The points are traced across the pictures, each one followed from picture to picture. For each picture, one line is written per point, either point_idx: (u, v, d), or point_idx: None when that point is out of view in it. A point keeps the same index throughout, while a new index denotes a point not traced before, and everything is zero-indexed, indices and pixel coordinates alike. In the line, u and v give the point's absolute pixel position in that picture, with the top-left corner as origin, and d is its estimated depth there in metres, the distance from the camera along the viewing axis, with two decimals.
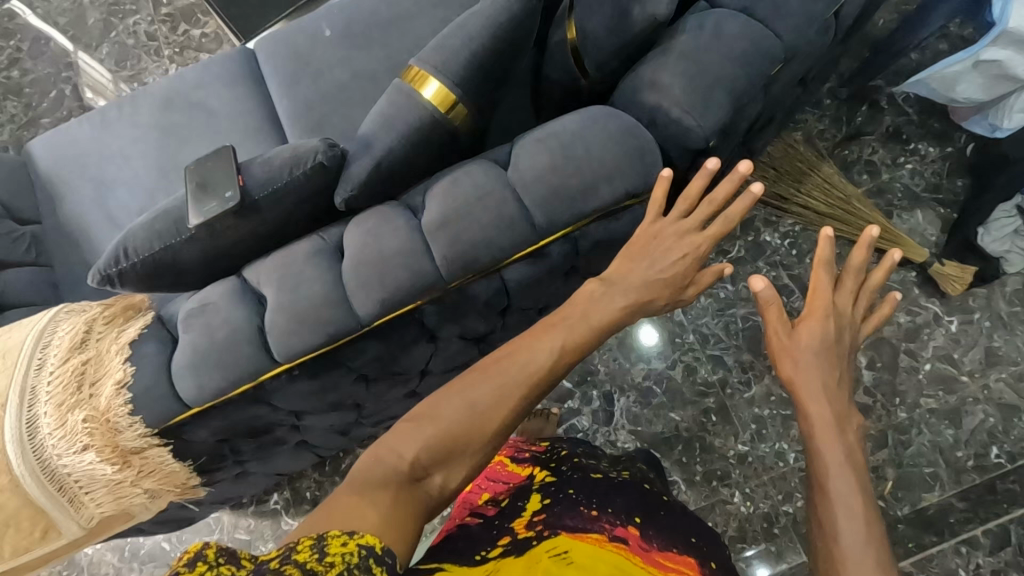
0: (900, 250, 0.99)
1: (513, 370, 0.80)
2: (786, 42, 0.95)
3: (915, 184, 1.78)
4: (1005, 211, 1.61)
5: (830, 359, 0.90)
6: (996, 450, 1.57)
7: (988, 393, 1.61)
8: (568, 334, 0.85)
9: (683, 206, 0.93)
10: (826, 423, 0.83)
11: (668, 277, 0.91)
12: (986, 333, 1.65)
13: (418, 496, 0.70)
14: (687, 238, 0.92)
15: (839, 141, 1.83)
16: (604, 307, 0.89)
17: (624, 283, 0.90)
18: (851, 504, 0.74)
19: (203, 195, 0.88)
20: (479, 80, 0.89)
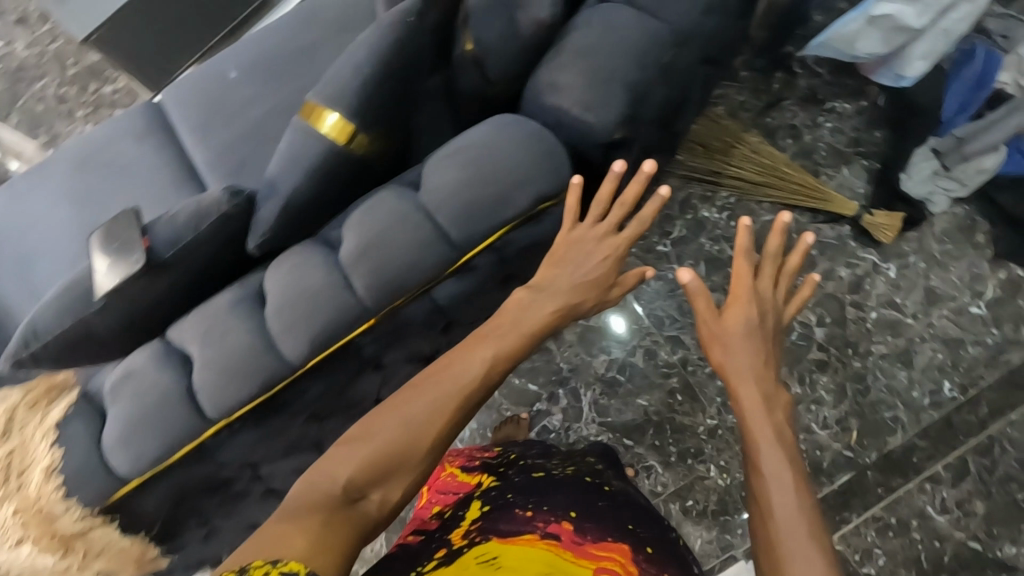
0: (813, 234, 1.09)
1: (447, 384, 0.81)
2: (672, 27, 0.97)
3: (838, 141, 1.84)
4: (922, 156, 1.70)
5: (755, 340, 0.99)
6: (949, 385, 1.63)
7: (933, 331, 1.67)
8: (499, 343, 0.86)
9: (597, 211, 0.95)
10: (757, 404, 0.90)
11: (596, 279, 0.93)
12: (923, 274, 1.71)
13: (355, 519, 0.70)
14: (606, 242, 0.94)
15: (760, 110, 1.88)
16: (535, 315, 0.89)
17: (552, 288, 0.91)
18: (782, 478, 0.81)
19: (111, 260, 0.85)
20: (377, 106, 0.89)
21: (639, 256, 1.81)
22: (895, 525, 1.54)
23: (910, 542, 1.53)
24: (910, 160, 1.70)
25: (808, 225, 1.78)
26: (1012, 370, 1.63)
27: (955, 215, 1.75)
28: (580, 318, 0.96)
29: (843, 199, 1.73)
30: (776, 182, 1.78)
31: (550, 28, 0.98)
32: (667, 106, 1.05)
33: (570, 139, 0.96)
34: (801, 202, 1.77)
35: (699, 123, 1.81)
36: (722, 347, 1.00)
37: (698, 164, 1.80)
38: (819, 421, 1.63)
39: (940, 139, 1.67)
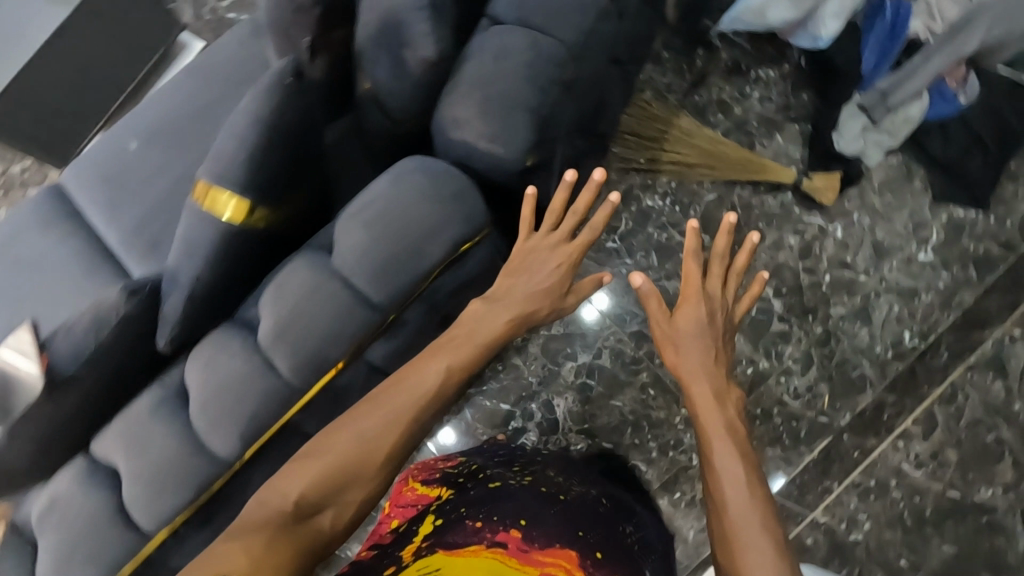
0: (757, 236, 1.26)
1: (400, 398, 0.84)
2: (567, 42, 0.94)
3: (767, 109, 1.84)
4: (849, 115, 1.70)
5: (704, 338, 1.18)
6: (909, 334, 1.65)
7: (886, 285, 1.69)
8: (453, 354, 0.89)
9: (551, 220, 0.98)
10: (708, 401, 1.10)
11: (547, 287, 0.97)
12: (868, 230, 1.73)
13: (305, 535, 0.74)
14: (559, 249, 0.97)
15: (687, 89, 1.86)
16: (490, 324, 0.93)
17: (507, 298, 0.95)
18: (735, 473, 0.99)
19: (24, 350, 0.90)
20: (270, 177, 0.84)
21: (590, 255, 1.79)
22: (875, 488, 1.56)
23: (891, 502, 1.55)
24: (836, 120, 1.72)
25: (751, 199, 1.77)
26: (966, 311, 1.65)
27: (891, 166, 1.76)
28: (537, 325, 1.01)
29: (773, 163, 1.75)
30: (711, 160, 1.77)
31: (440, 60, 0.94)
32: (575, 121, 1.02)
33: (480, 175, 0.93)
34: (739, 176, 1.77)
35: (628, 111, 1.79)
36: (674, 348, 1.20)
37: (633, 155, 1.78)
38: (790, 391, 1.64)
39: (863, 97, 1.68)
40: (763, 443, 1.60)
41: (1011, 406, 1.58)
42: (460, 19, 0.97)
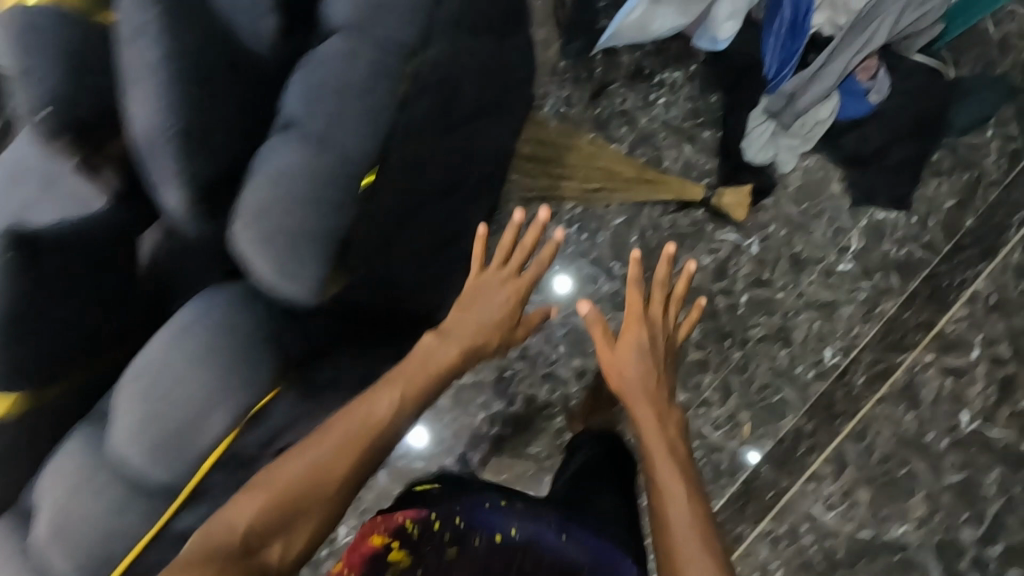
0: (696, 262, 1.30)
1: (353, 425, 0.90)
2: (358, 155, 0.82)
3: (674, 117, 1.70)
4: (757, 120, 1.57)
5: (643, 364, 1.27)
6: (830, 351, 1.58)
7: (806, 300, 1.60)
8: (407, 384, 0.98)
9: (501, 256, 1.14)
10: (652, 424, 1.20)
11: (497, 320, 1.12)
12: (785, 242, 1.63)
13: (252, 566, 0.78)
14: (507, 283, 1.13)
15: (588, 100, 1.71)
16: (441, 355, 1.03)
17: (456, 330, 1.07)
18: (674, 493, 1.08)
19: None
20: (18, 349, 0.80)
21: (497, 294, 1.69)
22: (784, 533, 1.51)
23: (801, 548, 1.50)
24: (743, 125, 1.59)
25: (661, 219, 1.66)
26: (889, 324, 1.57)
27: (807, 168, 1.64)
28: (487, 356, 1.12)
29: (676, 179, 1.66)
30: (614, 178, 1.66)
31: (206, 186, 0.80)
32: (380, 223, 0.93)
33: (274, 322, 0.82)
34: (644, 195, 1.66)
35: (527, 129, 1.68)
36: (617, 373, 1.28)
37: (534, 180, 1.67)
38: (711, 422, 1.57)
39: (769, 97, 1.54)
40: None
41: (924, 436, 1.49)
42: (227, 127, 0.82)
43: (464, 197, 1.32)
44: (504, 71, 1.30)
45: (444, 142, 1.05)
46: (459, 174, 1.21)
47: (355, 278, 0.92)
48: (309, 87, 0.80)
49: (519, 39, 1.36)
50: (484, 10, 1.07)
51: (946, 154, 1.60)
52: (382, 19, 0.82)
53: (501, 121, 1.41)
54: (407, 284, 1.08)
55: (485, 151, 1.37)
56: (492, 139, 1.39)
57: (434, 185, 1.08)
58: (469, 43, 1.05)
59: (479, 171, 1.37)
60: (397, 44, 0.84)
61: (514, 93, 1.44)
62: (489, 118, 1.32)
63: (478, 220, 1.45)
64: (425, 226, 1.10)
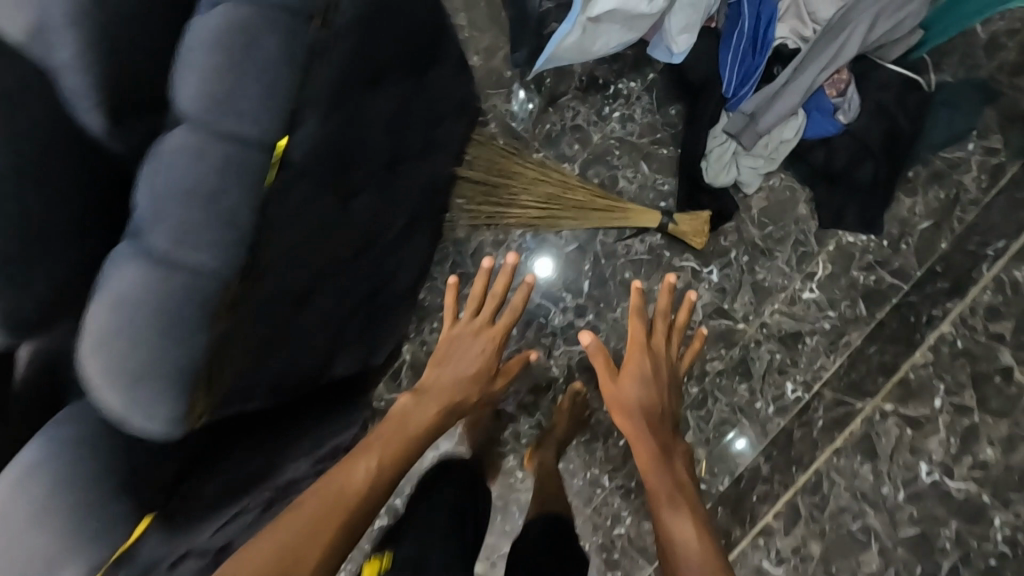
0: (690, 302, 1.33)
1: (332, 498, 0.95)
2: (214, 270, 0.71)
3: (630, 132, 1.57)
4: (717, 140, 1.45)
5: (648, 398, 1.28)
6: (792, 386, 1.49)
7: (767, 331, 1.51)
8: (383, 455, 1.07)
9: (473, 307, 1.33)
10: (655, 458, 1.21)
11: (471, 374, 1.29)
12: (747, 269, 1.52)
13: None
14: (480, 334, 1.30)
15: (537, 115, 1.59)
16: (420, 415, 1.18)
17: (434, 387, 1.24)
18: (683, 526, 1.09)
19: None
20: None
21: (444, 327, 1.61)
22: None
23: None
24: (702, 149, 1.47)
25: (616, 245, 1.57)
26: (854, 355, 1.47)
27: (772, 188, 1.52)
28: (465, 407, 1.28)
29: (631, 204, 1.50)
30: (563, 203, 1.51)
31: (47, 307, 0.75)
32: (253, 331, 0.82)
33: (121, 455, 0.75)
34: (595, 221, 1.52)
35: (466, 151, 1.52)
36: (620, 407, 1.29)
37: (477, 203, 1.53)
38: None
39: (730, 117, 1.41)
40: (638, 516, 1.53)
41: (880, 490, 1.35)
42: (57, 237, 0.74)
43: (384, 248, 1.22)
44: (430, 111, 1.18)
45: (339, 218, 0.94)
46: (371, 235, 1.10)
47: (230, 393, 0.82)
48: (158, 190, 0.69)
49: (449, 69, 1.24)
50: (387, 62, 0.95)
51: (920, 170, 1.48)
52: (232, 107, 0.70)
53: (432, 158, 1.30)
54: (291, 374, 0.97)
55: (413, 195, 1.26)
56: (423, 179, 1.29)
57: (331, 262, 0.97)
58: (366, 103, 0.92)
59: (404, 217, 1.25)
60: (252, 140, 0.72)
61: (447, 124, 1.31)
62: (416, 161, 1.21)
63: (405, 260, 1.36)
64: (321, 303, 0.99)
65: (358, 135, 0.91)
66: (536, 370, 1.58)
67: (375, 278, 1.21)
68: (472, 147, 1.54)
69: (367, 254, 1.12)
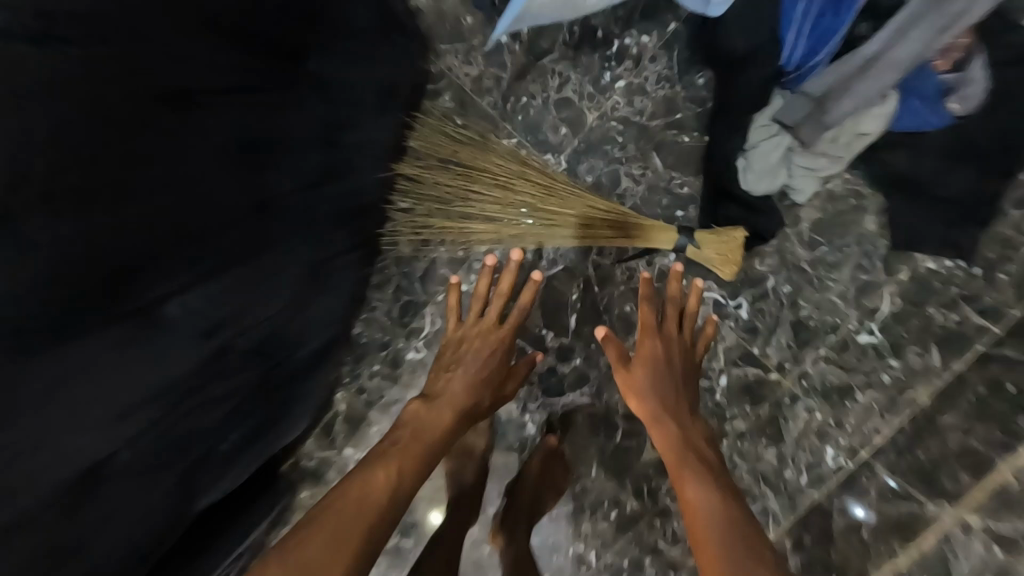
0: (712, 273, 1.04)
1: (353, 507, 0.85)
2: None
3: (638, 109, 1.14)
4: (765, 134, 1.03)
5: (664, 376, 0.99)
6: (834, 450, 1.15)
7: (808, 384, 1.16)
8: (404, 458, 0.94)
9: (478, 306, 1.11)
10: (675, 443, 0.93)
11: (478, 376, 1.07)
12: (788, 303, 1.15)
13: None
14: (489, 336, 1.09)
15: (511, 81, 1.15)
16: (433, 422, 1.00)
17: (444, 394, 1.04)
18: (720, 518, 0.83)
19: None
20: None
21: (387, 370, 1.23)
22: None
23: None
24: (735, 145, 1.05)
25: (614, 269, 1.19)
26: (919, 420, 1.11)
27: (827, 195, 1.13)
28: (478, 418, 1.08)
29: (632, 219, 1.08)
30: (538, 217, 1.08)
31: None
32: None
33: None
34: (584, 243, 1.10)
35: (407, 136, 1.08)
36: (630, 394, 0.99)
37: (425, 208, 1.10)
38: (669, 537, 1.20)
39: (789, 101, 1.00)
40: None
41: None
42: None
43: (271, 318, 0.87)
44: (268, 118, 0.81)
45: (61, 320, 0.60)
46: (212, 318, 0.77)
47: None
48: None
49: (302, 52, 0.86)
50: (174, 77, 0.67)
51: None
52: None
53: (323, 182, 0.93)
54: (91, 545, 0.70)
55: (296, 239, 0.89)
56: (316, 206, 0.92)
57: (95, 393, 0.66)
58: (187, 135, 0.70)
59: (296, 270, 0.90)
60: None
61: (339, 124, 0.93)
62: (278, 194, 0.85)
63: (319, 305, 0.98)
64: (98, 449, 0.67)
65: (112, 199, 0.63)
66: (505, 426, 1.24)
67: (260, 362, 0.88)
68: (415, 126, 1.08)
69: (214, 344, 0.78)
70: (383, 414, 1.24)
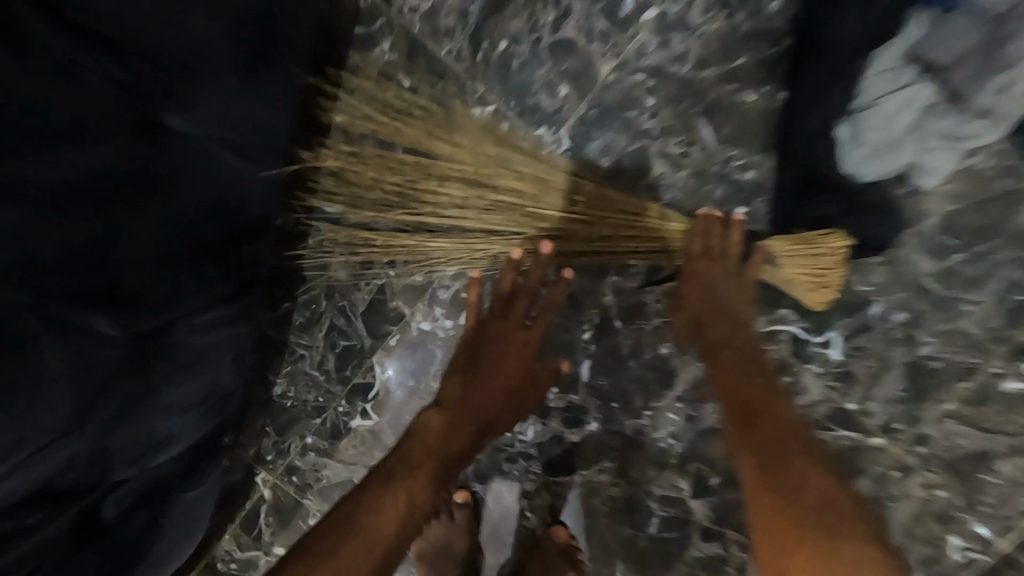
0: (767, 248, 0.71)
1: (351, 548, 0.55)
2: None
3: (676, 53, 0.76)
4: (893, 82, 0.64)
5: (729, 289, 0.71)
6: (964, 545, 0.78)
7: (931, 451, 0.79)
8: (415, 482, 0.62)
9: (501, 303, 0.75)
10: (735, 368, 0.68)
11: (496, 391, 0.73)
12: (899, 337, 0.79)
13: None
14: (512, 343, 0.75)
15: (482, 21, 0.77)
16: (448, 443, 0.68)
17: (459, 411, 0.70)
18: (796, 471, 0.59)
19: None
20: None
21: (324, 443, 0.88)
22: None
23: None
24: (829, 112, 0.67)
25: (641, 295, 0.82)
26: None
27: (964, 177, 0.75)
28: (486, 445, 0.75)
29: (670, 225, 0.72)
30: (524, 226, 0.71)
31: None
32: None
33: None
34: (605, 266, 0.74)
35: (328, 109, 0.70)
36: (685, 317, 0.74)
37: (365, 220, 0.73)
38: None
39: (946, 23, 0.61)
40: None
41: None
42: None
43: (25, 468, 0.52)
44: None
45: None
46: None
47: None
48: None
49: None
50: None
51: None
52: None
53: (110, 207, 0.53)
54: None
55: (61, 322, 0.51)
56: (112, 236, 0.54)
57: None
58: None
59: (74, 376, 0.53)
60: None
61: (142, 100, 0.54)
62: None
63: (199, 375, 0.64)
64: None
65: None
66: (496, 513, 0.90)
67: (22, 541, 0.54)
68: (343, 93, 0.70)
69: None
70: (322, 501, 0.88)
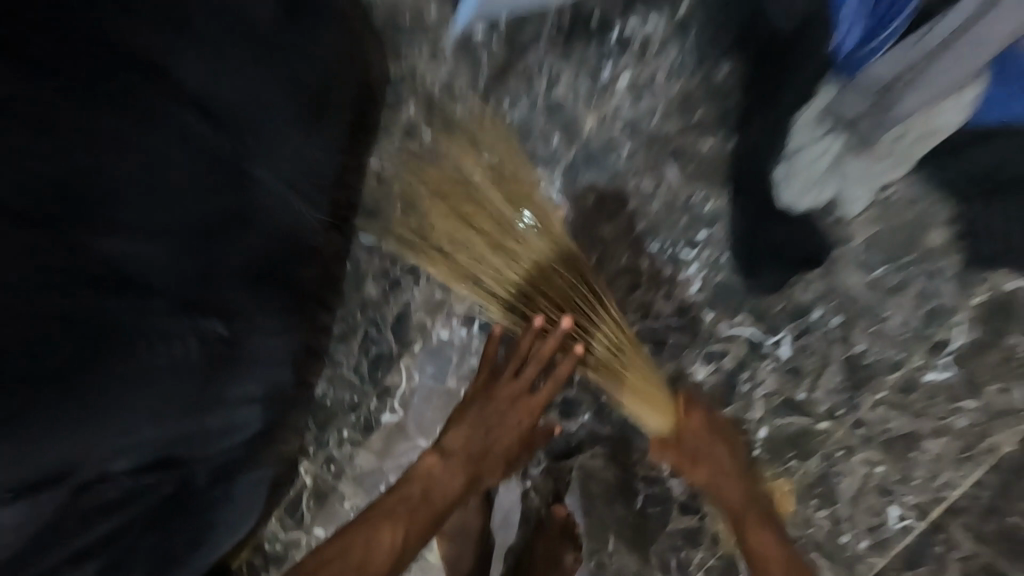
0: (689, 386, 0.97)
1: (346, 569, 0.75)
2: None
3: (645, 109, 0.94)
4: (813, 132, 0.81)
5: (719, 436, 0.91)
6: (898, 510, 0.95)
7: (868, 433, 0.95)
8: (413, 523, 0.81)
9: (513, 365, 0.87)
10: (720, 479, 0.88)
11: (502, 436, 0.87)
12: (837, 337, 0.95)
13: None
14: (519, 402, 0.87)
15: (489, 85, 0.95)
16: (447, 487, 0.84)
17: (461, 456, 0.85)
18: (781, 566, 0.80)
19: None
20: None
21: (358, 435, 1.03)
22: None
23: None
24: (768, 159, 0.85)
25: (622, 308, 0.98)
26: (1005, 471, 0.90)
27: (886, 203, 0.91)
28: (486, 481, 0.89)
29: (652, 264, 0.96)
30: (519, 259, 0.86)
31: None
32: None
33: None
34: (601, 314, 0.87)
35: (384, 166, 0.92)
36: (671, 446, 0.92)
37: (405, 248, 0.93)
38: None
39: (844, 94, 0.78)
40: None
41: None
42: None
43: (148, 445, 0.66)
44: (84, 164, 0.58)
45: None
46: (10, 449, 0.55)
47: None
48: None
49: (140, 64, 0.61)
50: None
51: None
52: None
53: (200, 241, 0.67)
54: None
55: (166, 333, 0.64)
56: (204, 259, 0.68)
57: None
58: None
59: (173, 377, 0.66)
60: None
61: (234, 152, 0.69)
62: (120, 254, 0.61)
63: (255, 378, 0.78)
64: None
65: None
66: (503, 495, 1.06)
67: (124, 509, 0.66)
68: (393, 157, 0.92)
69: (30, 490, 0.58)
70: (356, 488, 1.03)
